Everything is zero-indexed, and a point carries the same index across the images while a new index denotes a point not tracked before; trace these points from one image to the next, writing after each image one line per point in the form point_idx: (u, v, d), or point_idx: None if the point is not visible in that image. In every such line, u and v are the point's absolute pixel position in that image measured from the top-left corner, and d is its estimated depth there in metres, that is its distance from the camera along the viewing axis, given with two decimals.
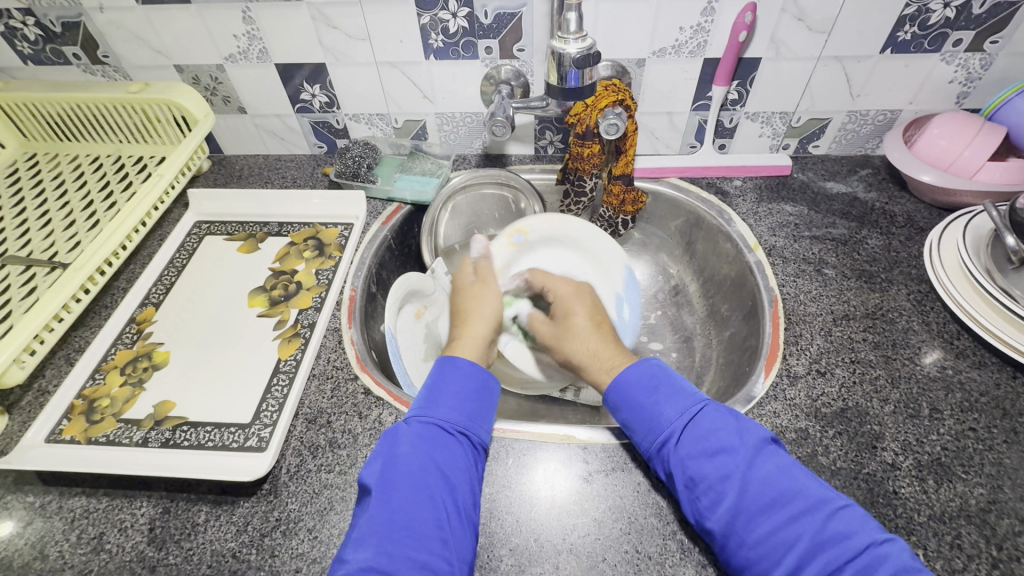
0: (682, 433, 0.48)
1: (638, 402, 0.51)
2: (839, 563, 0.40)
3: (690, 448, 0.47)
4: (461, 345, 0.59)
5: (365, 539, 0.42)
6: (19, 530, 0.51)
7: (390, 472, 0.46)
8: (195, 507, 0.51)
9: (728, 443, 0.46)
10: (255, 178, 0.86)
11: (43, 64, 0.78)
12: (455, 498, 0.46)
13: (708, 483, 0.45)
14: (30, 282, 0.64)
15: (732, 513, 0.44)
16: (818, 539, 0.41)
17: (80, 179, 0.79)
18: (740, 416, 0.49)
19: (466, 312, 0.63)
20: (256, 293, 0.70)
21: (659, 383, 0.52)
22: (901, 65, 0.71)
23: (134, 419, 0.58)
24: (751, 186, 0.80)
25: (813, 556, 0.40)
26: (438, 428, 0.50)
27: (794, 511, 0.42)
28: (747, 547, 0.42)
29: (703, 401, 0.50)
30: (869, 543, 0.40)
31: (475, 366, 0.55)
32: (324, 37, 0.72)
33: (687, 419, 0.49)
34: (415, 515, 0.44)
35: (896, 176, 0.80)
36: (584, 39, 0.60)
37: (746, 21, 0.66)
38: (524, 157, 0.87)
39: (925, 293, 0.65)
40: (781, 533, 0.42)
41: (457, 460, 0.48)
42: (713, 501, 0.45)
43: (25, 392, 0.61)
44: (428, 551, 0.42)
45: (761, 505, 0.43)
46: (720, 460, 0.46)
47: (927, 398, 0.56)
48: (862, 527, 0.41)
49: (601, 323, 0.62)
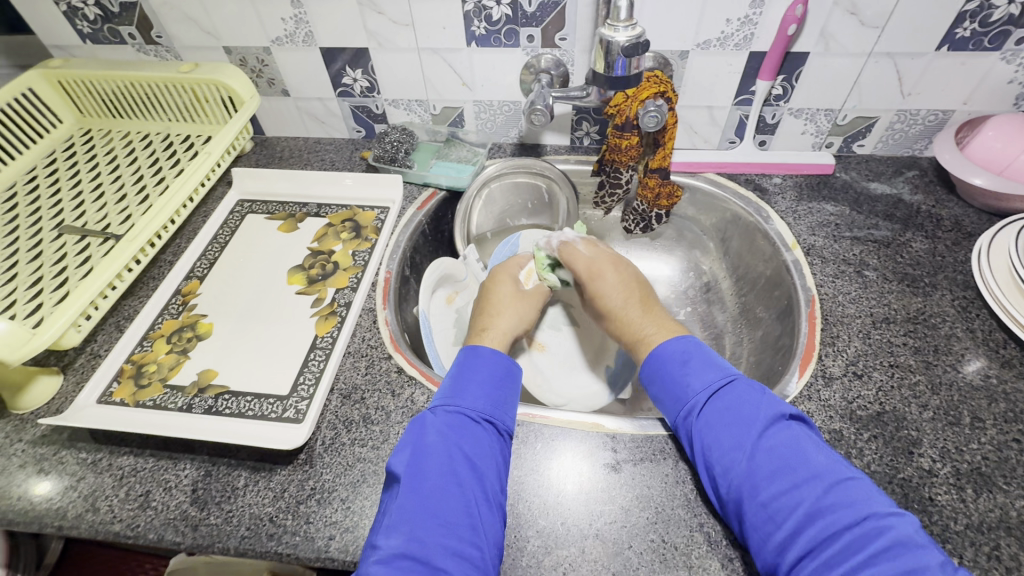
0: (705, 405, 0.49)
1: (668, 371, 0.53)
2: (837, 529, 0.40)
3: (710, 417, 0.48)
4: (487, 334, 0.61)
5: (397, 526, 0.43)
6: (72, 484, 0.54)
7: (418, 462, 0.47)
8: (235, 472, 0.54)
9: (745, 416, 0.47)
10: (295, 160, 0.88)
11: (101, 43, 0.81)
12: (483, 485, 0.47)
13: (720, 449, 0.46)
14: (85, 251, 0.67)
15: (741, 479, 0.44)
16: (818, 505, 0.41)
17: (131, 155, 0.82)
18: (764, 392, 0.49)
19: (499, 301, 0.65)
20: (295, 271, 0.72)
21: (691, 356, 0.53)
22: (957, 63, 0.68)
23: (178, 385, 0.60)
24: (791, 184, 0.79)
25: (812, 521, 0.41)
26: (465, 417, 0.51)
27: (798, 479, 0.42)
28: (752, 512, 0.43)
29: (731, 376, 0.51)
30: (869, 512, 0.40)
31: (497, 353, 0.57)
32: (369, 22, 0.73)
33: (712, 390, 0.50)
34: (446, 503, 0.45)
35: (945, 179, 0.77)
36: (633, 27, 0.59)
37: (797, 13, 0.64)
38: (559, 148, 0.87)
39: (971, 300, 0.63)
40: (785, 498, 0.42)
41: (484, 448, 0.49)
42: (724, 467, 0.45)
43: (79, 354, 0.64)
44: (459, 539, 0.43)
45: (769, 472, 0.43)
46: (736, 429, 0.46)
47: (969, 406, 0.54)
48: (869, 497, 0.41)
49: (630, 296, 0.62)
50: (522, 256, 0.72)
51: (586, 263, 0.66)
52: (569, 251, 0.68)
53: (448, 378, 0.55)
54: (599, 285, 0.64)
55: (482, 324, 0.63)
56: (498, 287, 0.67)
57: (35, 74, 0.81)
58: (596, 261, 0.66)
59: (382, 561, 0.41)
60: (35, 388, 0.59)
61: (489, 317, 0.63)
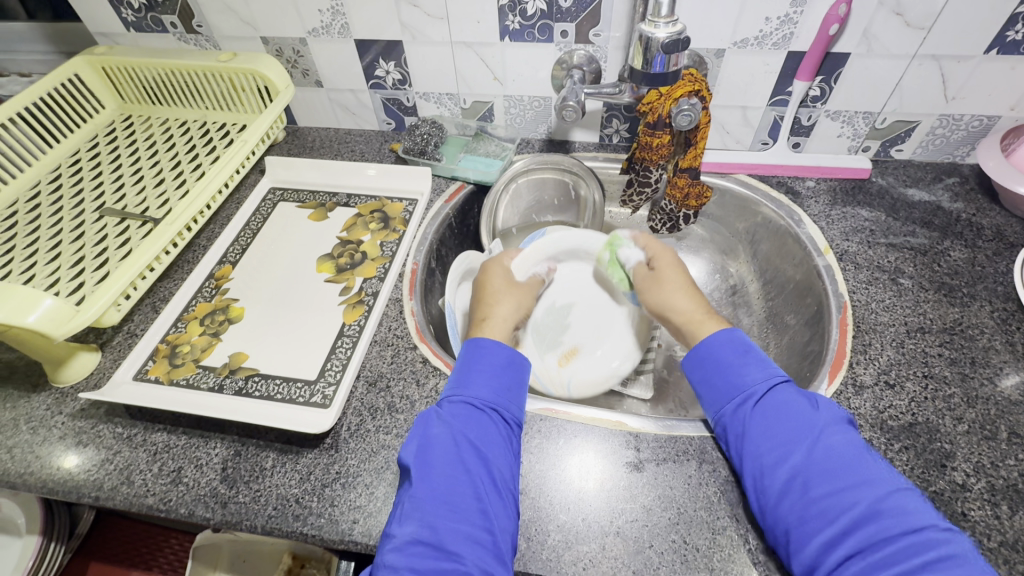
0: (761, 397, 0.49)
1: (725, 358, 0.52)
2: (893, 534, 0.39)
3: (765, 409, 0.48)
4: (489, 323, 0.61)
5: (409, 514, 0.44)
6: (108, 458, 0.56)
7: (426, 452, 0.47)
8: (264, 453, 0.55)
9: (806, 415, 0.47)
10: (326, 150, 0.90)
11: (143, 31, 0.84)
12: (490, 472, 0.47)
13: (776, 440, 0.46)
14: (125, 233, 0.70)
15: (794, 472, 0.44)
16: (875, 508, 0.41)
17: (170, 142, 0.84)
18: (820, 398, 0.49)
19: (496, 289, 0.65)
20: (324, 259, 0.73)
21: (751, 349, 0.53)
22: (1007, 67, 0.66)
23: (210, 366, 0.62)
24: (825, 188, 0.77)
25: (867, 522, 0.40)
26: (470, 406, 0.51)
27: (859, 482, 0.42)
28: (801, 507, 0.43)
29: (786, 377, 0.51)
30: (927, 523, 0.39)
31: (499, 343, 0.56)
32: (403, 15, 0.74)
33: (769, 385, 0.49)
34: (454, 491, 0.45)
35: (987, 187, 0.75)
36: (674, 23, 0.59)
37: (840, 13, 0.63)
38: (588, 145, 0.87)
39: (1012, 312, 0.61)
40: (839, 498, 0.42)
41: (492, 436, 0.49)
42: (777, 460, 0.45)
43: (117, 333, 0.66)
44: (468, 523, 0.44)
45: (826, 470, 0.43)
46: (794, 425, 0.46)
47: (1007, 421, 0.53)
48: (925, 511, 0.41)
49: (696, 281, 0.64)
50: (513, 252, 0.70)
51: (662, 248, 0.67)
52: (650, 236, 0.70)
53: (454, 370, 0.55)
54: (667, 259, 0.65)
55: (482, 314, 0.62)
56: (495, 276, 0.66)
57: (81, 61, 0.83)
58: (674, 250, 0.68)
59: (396, 548, 0.42)
60: (76, 362, 0.61)
61: (488, 306, 0.63)
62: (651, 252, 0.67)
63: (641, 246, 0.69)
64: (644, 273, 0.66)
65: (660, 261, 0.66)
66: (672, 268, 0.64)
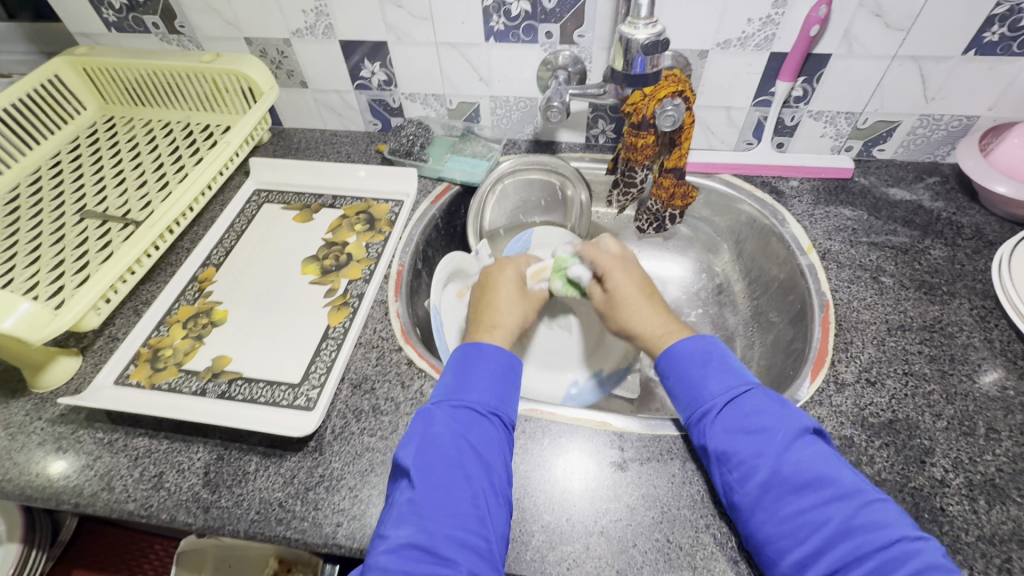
0: (723, 409, 0.49)
1: (684, 371, 0.53)
2: (866, 550, 0.40)
3: (728, 422, 0.48)
4: (498, 331, 0.60)
5: (405, 518, 0.44)
6: (87, 464, 0.55)
7: (425, 454, 0.47)
8: (247, 457, 0.55)
9: (771, 426, 0.47)
10: (312, 151, 0.89)
11: (125, 31, 0.83)
12: (490, 477, 0.47)
13: (740, 457, 0.46)
14: (106, 236, 0.69)
15: (763, 487, 0.44)
16: (847, 523, 0.41)
17: (152, 144, 0.83)
18: (784, 404, 0.49)
19: (505, 296, 0.64)
20: (308, 261, 0.73)
21: (711, 358, 0.53)
22: (983, 68, 0.67)
23: (193, 369, 0.62)
24: (809, 188, 0.78)
25: (840, 539, 0.41)
26: (472, 410, 0.51)
27: (826, 496, 0.42)
28: (773, 522, 0.43)
29: (750, 384, 0.51)
30: (900, 536, 0.40)
31: (501, 349, 0.56)
32: (388, 15, 0.74)
33: (730, 397, 0.50)
34: (452, 495, 0.45)
35: (967, 186, 0.76)
36: (654, 25, 0.59)
37: (820, 15, 0.63)
38: (574, 145, 0.87)
39: (990, 309, 0.62)
40: (810, 513, 0.42)
41: (492, 441, 0.49)
42: (744, 474, 0.45)
43: (98, 337, 0.66)
44: (466, 528, 0.44)
45: (793, 485, 0.44)
46: (759, 438, 0.46)
47: (984, 416, 0.53)
48: (897, 520, 0.41)
49: (649, 292, 0.63)
50: (507, 274, 0.66)
51: (603, 263, 0.65)
52: (593, 246, 0.68)
53: (449, 372, 0.55)
54: (616, 273, 0.64)
55: (490, 321, 0.61)
56: (502, 282, 0.66)
57: (62, 61, 0.82)
58: (623, 258, 0.67)
59: (389, 551, 0.42)
60: (55, 367, 0.61)
61: (496, 314, 0.62)
62: (600, 267, 0.65)
63: (587, 260, 0.67)
64: (601, 293, 0.65)
65: (612, 277, 0.64)
66: (622, 284, 0.63)
